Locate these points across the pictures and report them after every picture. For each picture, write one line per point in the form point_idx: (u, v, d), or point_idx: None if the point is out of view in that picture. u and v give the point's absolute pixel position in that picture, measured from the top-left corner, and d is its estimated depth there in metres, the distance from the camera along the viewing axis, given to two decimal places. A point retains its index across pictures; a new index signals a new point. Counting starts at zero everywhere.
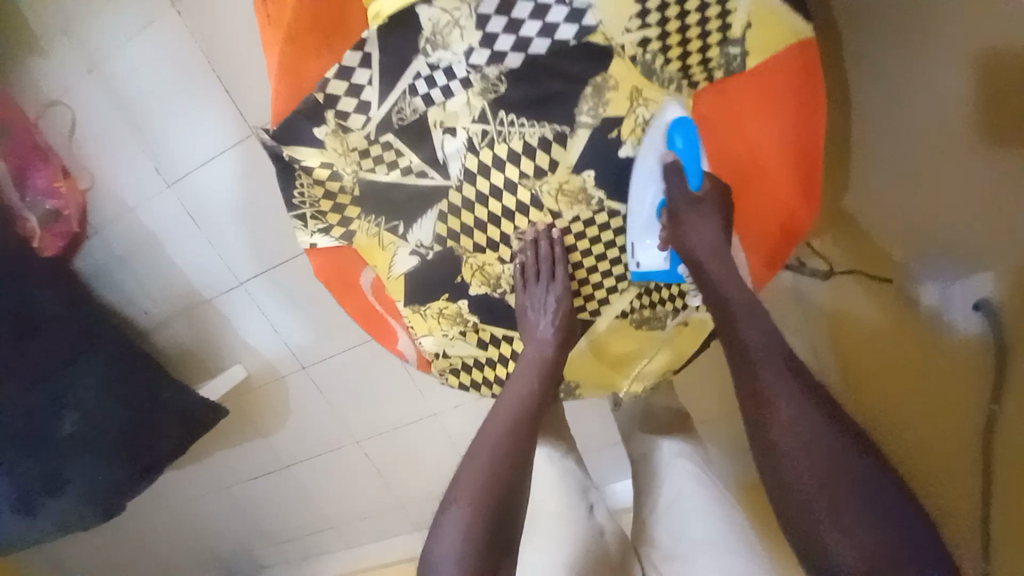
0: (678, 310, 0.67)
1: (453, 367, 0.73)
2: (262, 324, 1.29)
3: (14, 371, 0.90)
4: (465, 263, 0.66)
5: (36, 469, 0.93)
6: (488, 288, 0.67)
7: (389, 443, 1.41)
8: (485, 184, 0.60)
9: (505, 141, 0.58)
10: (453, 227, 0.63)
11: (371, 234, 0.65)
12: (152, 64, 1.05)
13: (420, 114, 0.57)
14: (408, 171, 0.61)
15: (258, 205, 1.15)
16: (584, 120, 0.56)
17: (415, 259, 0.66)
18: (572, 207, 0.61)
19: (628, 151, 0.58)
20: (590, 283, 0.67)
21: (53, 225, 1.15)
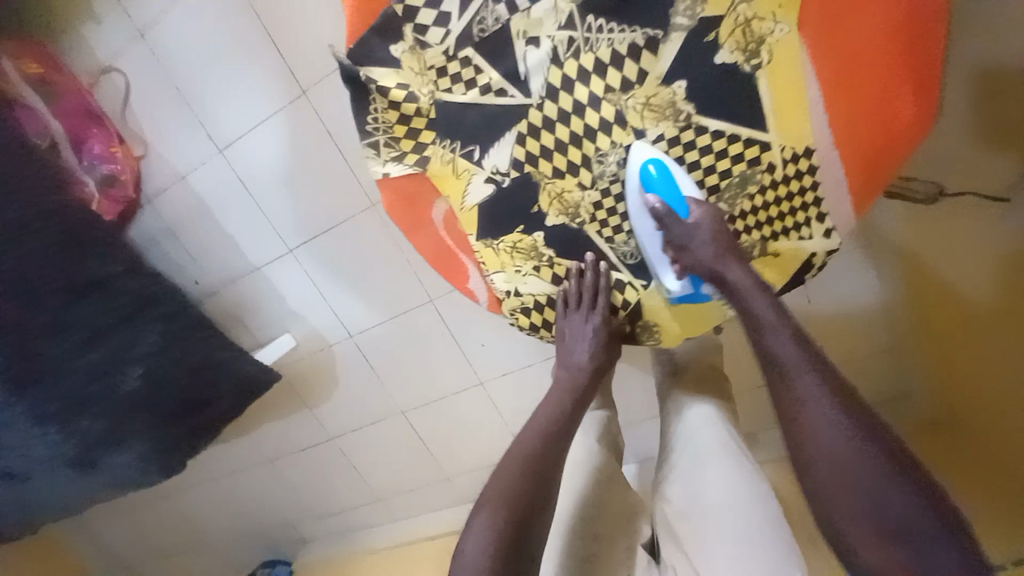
0: (766, 240, 0.59)
1: (526, 307, 0.70)
2: (311, 291, 1.28)
3: (74, 324, 0.89)
4: (542, 190, 0.62)
5: (99, 423, 0.95)
6: (565, 219, 0.63)
7: (434, 414, 1.39)
8: (568, 100, 0.57)
9: (592, 50, 0.55)
10: (531, 150, 0.60)
11: (445, 160, 0.62)
12: (204, 26, 1.05)
13: (502, 23, 0.55)
14: (487, 89, 0.58)
15: (308, 169, 1.14)
16: (679, 21, 0.53)
17: (490, 187, 0.63)
18: (658, 123, 0.56)
19: (726, 56, 0.53)
20: None
21: (109, 191, 1.16)
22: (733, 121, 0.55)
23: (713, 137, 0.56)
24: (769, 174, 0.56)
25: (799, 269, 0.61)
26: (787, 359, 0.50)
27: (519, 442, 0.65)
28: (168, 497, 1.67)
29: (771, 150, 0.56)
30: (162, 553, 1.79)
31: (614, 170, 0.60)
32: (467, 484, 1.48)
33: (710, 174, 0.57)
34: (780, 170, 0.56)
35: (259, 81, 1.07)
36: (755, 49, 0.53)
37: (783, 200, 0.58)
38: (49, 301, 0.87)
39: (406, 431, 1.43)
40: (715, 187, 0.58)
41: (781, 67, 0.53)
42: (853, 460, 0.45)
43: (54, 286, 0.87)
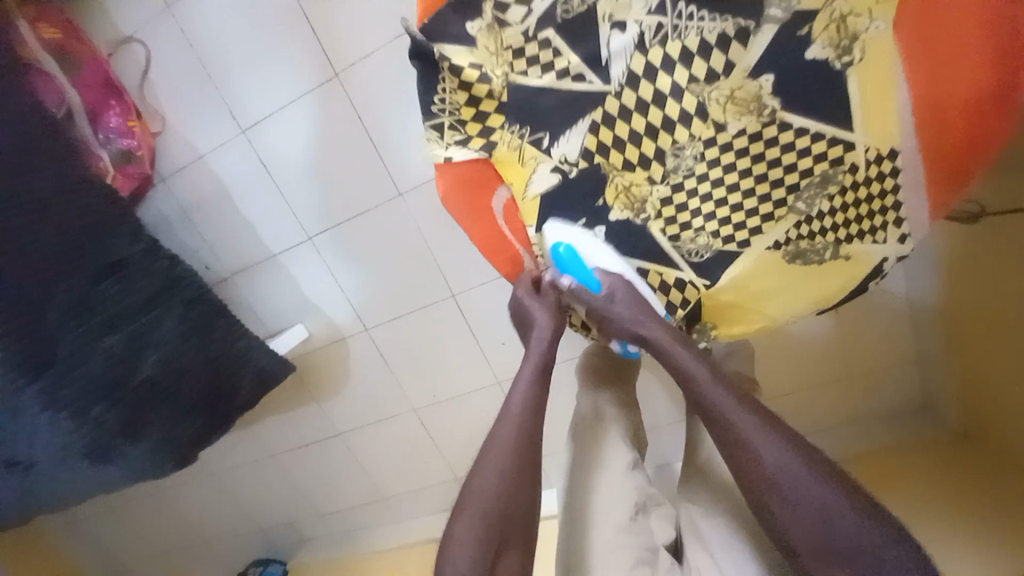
0: (841, 242, 0.60)
1: None
2: (328, 281, 1.24)
3: (95, 309, 0.86)
4: (610, 181, 0.61)
5: (112, 415, 0.91)
6: (631, 214, 0.62)
7: (448, 412, 1.36)
8: (649, 89, 0.55)
9: (680, 38, 0.53)
10: (604, 139, 0.58)
11: (512, 147, 0.60)
12: (236, 1, 1.01)
13: (588, 6, 0.53)
14: (564, 74, 0.56)
15: (337, 156, 1.11)
16: (773, 13, 0.51)
17: (555, 177, 0.61)
18: (740, 117, 0.56)
19: (817, 51, 0.52)
20: (744, 211, 0.60)
21: (125, 167, 1.10)
22: (818, 119, 0.55)
23: (796, 135, 0.56)
24: (850, 175, 0.57)
25: (868, 273, 0.61)
26: (691, 369, 0.57)
27: (492, 440, 0.62)
28: (163, 490, 1.61)
29: (854, 150, 0.56)
30: (150, 549, 1.72)
31: (689, 164, 0.58)
32: None
33: (791, 173, 0.57)
34: (861, 171, 0.56)
35: (290, 60, 1.03)
36: (847, 46, 0.52)
37: (861, 203, 0.58)
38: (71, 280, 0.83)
39: (418, 429, 1.40)
40: (795, 186, 0.58)
41: (871, 70, 0.53)
42: (773, 470, 0.51)
43: (76, 268, 0.84)
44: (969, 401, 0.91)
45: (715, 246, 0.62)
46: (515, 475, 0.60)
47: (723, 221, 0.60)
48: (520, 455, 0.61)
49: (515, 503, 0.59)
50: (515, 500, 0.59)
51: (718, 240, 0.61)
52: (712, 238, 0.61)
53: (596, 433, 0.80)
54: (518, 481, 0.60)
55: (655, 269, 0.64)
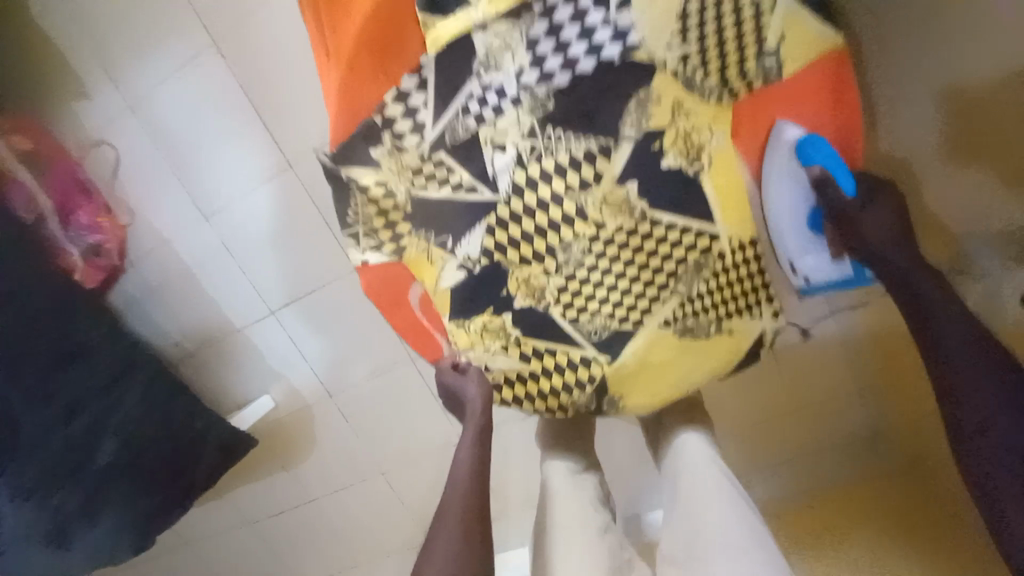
0: (721, 318, 0.66)
1: (496, 383, 0.71)
2: (292, 351, 1.29)
3: (53, 396, 0.88)
4: (510, 275, 0.66)
5: (74, 498, 0.92)
6: (533, 301, 0.66)
7: (415, 471, 1.38)
8: (532, 198, 0.61)
9: (552, 155, 0.60)
10: (500, 239, 0.64)
11: (421, 250, 0.67)
12: (197, 107, 1.10)
13: (471, 132, 0.61)
14: (458, 186, 0.63)
15: (296, 237, 1.18)
16: (628, 132, 0.58)
17: (461, 274, 0.67)
18: (616, 217, 0.62)
19: (671, 161, 0.60)
20: (633, 295, 0.64)
21: (93, 259, 1.18)
22: (682, 214, 0.62)
23: (667, 229, 0.62)
24: (721, 260, 0.65)
25: (749, 343, 0.69)
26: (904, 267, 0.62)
27: (445, 505, 0.67)
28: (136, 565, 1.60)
29: (719, 240, 0.64)
30: None
31: (578, 258, 0.63)
32: None
33: (668, 261, 0.63)
34: (728, 257, 0.65)
35: (249, 154, 1.12)
36: (695, 156, 0.61)
37: (731, 284, 0.66)
38: (36, 366, 0.87)
39: (387, 490, 1.41)
40: (673, 272, 0.64)
41: (720, 169, 0.63)
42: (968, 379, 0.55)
43: (42, 352, 0.88)
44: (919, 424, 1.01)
45: (613, 325, 0.66)
46: (464, 534, 0.63)
47: (616, 304, 0.65)
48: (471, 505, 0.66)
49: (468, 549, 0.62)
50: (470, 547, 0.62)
51: (615, 320, 0.66)
52: (608, 319, 0.66)
53: (559, 498, 0.81)
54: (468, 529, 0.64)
55: (561, 349, 0.68)
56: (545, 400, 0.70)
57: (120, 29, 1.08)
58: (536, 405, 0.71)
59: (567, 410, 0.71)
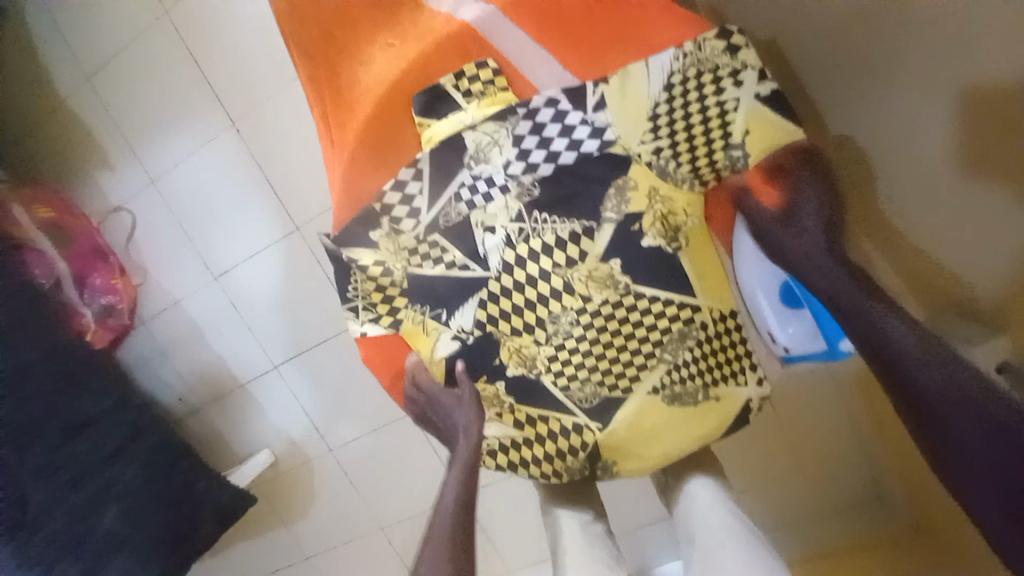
0: (708, 386, 0.68)
1: (491, 449, 0.73)
2: (294, 405, 1.31)
3: (61, 466, 0.91)
4: (503, 345, 0.69)
5: (75, 567, 0.90)
6: (524, 369, 0.69)
7: (413, 527, 1.35)
8: (522, 274, 0.66)
9: (539, 236, 0.65)
10: (492, 312, 0.68)
11: (416, 321, 0.70)
12: (211, 176, 1.17)
13: (463, 216, 0.66)
14: (452, 264, 0.67)
15: (299, 295, 1.22)
16: (608, 215, 0.64)
17: (456, 343, 0.70)
18: (601, 291, 0.65)
19: (651, 240, 0.64)
20: (621, 363, 0.67)
21: (105, 319, 1.21)
22: (664, 288, 0.65)
23: (650, 301, 0.65)
24: (703, 330, 0.67)
25: (738, 411, 0.69)
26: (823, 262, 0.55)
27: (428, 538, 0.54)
28: None
29: (701, 310, 0.66)
30: None
31: (566, 328, 0.67)
32: None
33: (653, 330, 0.66)
34: (711, 327, 0.67)
35: (258, 219, 1.18)
36: (673, 235, 0.65)
37: (716, 351, 0.68)
38: (43, 443, 0.90)
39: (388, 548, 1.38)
40: (658, 340, 0.66)
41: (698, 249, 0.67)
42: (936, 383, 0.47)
43: (46, 429, 0.91)
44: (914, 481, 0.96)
45: (603, 393, 0.68)
46: None
47: (605, 372, 0.67)
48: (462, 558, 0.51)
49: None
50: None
51: (604, 387, 0.68)
52: (598, 386, 0.68)
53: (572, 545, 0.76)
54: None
55: (552, 416, 0.70)
56: (539, 465, 0.72)
57: (144, 110, 1.17)
58: (531, 470, 0.73)
59: (562, 476, 0.73)
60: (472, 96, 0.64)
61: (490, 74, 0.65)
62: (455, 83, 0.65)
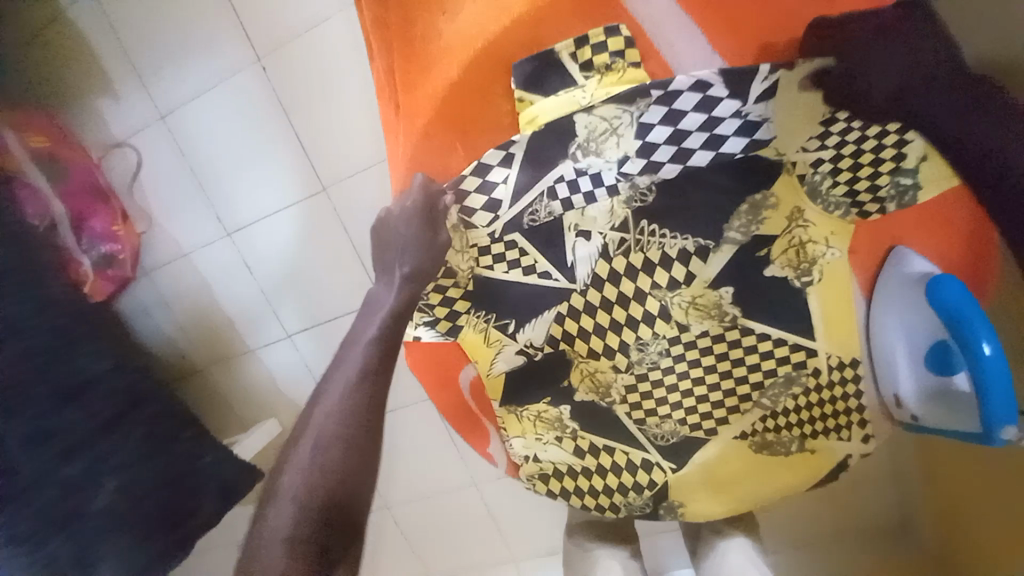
0: (806, 437, 0.59)
1: (543, 473, 0.66)
2: (304, 376, 1.20)
3: (53, 437, 0.82)
4: (574, 366, 0.61)
5: (66, 548, 0.82)
6: (594, 396, 0.62)
7: (422, 511, 1.27)
8: (613, 291, 0.57)
9: (642, 250, 0.56)
10: (568, 328, 0.60)
11: (478, 330, 0.61)
12: (231, 119, 1.03)
13: (555, 216, 0.55)
14: (530, 269, 0.58)
15: (319, 261, 1.09)
16: (732, 236, 0.54)
17: (521, 358, 0.61)
18: (702, 321, 0.57)
19: (777, 270, 0.54)
20: (706, 401, 0.60)
21: (105, 270, 1.09)
22: (779, 328, 0.56)
23: (758, 339, 0.56)
24: (813, 377, 0.57)
25: (831, 468, 0.61)
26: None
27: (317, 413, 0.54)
28: None
29: (816, 356, 0.56)
30: None
31: (654, 358, 0.59)
32: None
33: (754, 371, 0.57)
34: (824, 375, 0.57)
35: (279, 172, 1.04)
36: (806, 268, 0.54)
37: (824, 405, 0.58)
38: (36, 407, 0.81)
39: (394, 532, 1.30)
40: (759, 383, 0.58)
41: (833, 296, 0.54)
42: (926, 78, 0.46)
43: (40, 395, 0.82)
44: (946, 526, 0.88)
45: (683, 431, 0.61)
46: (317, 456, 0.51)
47: (689, 410, 0.60)
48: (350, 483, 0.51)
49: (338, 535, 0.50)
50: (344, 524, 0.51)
51: (686, 425, 0.61)
52: (678, 424, 0.61)
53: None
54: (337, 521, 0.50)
55: (620, 448, 0.63)
56: (596, 497, 0.65)
57: (156, 28, 1.01)
58: (585, 500, 0.65)
59: (619, 509, 0.66)
60: (592, 72, 0.54)
61: (621, 45, 0.53)
62: (573, 52, 0.54)
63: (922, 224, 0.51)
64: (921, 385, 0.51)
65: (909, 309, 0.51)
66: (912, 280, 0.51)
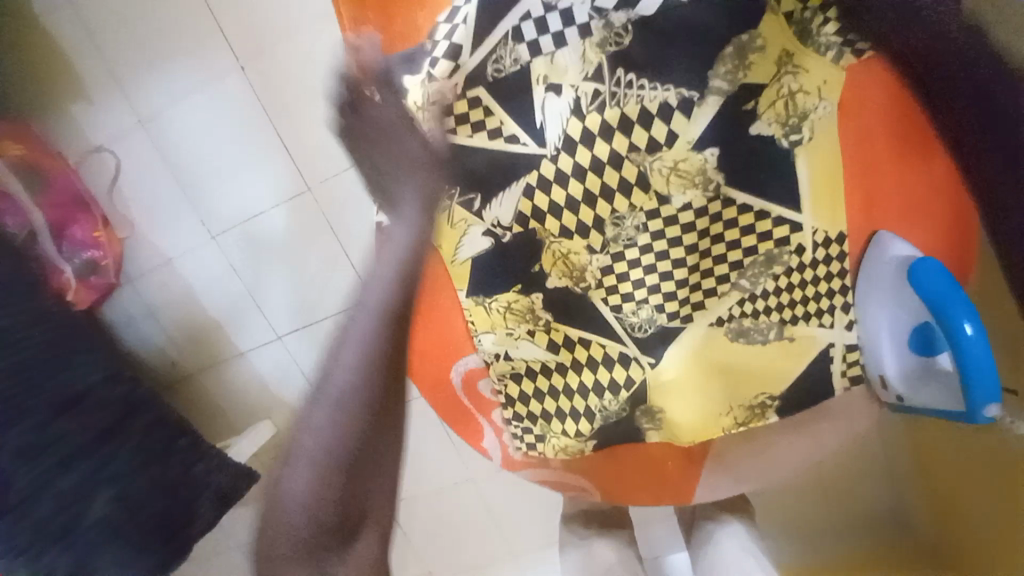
0: (785, 323, 0.55)
1: (515, 373, 0.61)
2: (297, 378, 1.20)
3: (50, 448, 0.80)
4: (546, 248, 0.56)
5: (64, 558, 0.80)
6: (568, 281, 0.57)
7: (419, 507, 1.27)
8: (586, 155, 0.51)
9: (619, 105, 0.49)
10: (538, 204, 0.54)
11: (440, 208, 0.55)
12: (211, 121, 1.01)
13: (521, 65, 0.49)
14: (496, 133, 0.51)
15: (308, 263, 1.09)
16: (717, 84, 0.48)
17: (487, 241, 0.56)
18: (684, 190, 0.51)
19: (763, 126, 0.49)
20: (686, 287, 0.56)
21: (88, 278, 1.07)
22: (763, 197, 0.51)
23: (740, 211, 0.51)
24: (796, 256, 0.52)
25: (813, 357, 0.56)
26: None
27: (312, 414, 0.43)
28: None
29: (801, 232, 0.51)
30: None
31: (630, 234, 0.54)
32: None
33: (734, 249, 0.53)
34: (808, 253, 0.52)
35: (263, 174, 1.02)
36: (795, 124, 0.48)
37: (806, 285, 0.54)
38: (33, 418, 0.79)
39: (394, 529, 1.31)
40: (738, 263, 0.54)
41: (825, 199, 0.50)
42: None
43: (35, 407, 0.80)
44: (947, 517, 0.88)
45: (659, 320, 0.57)
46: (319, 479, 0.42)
47: (667, 297, 0.56)
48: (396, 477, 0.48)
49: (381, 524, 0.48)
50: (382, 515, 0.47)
51: (661, 315, 0.57)
52: (655, 312, 0.57)
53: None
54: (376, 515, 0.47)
55: (597, 341, 0.59)
56: (569, 398, 0.61)
57: (129, 30, 0.98)
58: (556, 406, 0.61)
59: (593, 420, 0.61)
60: None
61: None
62: None
63: (903, 212, 0.50)
64: (905, 367, 0.52)
65: (895, 296, 0.50)
66: (893, 270, 0.50)
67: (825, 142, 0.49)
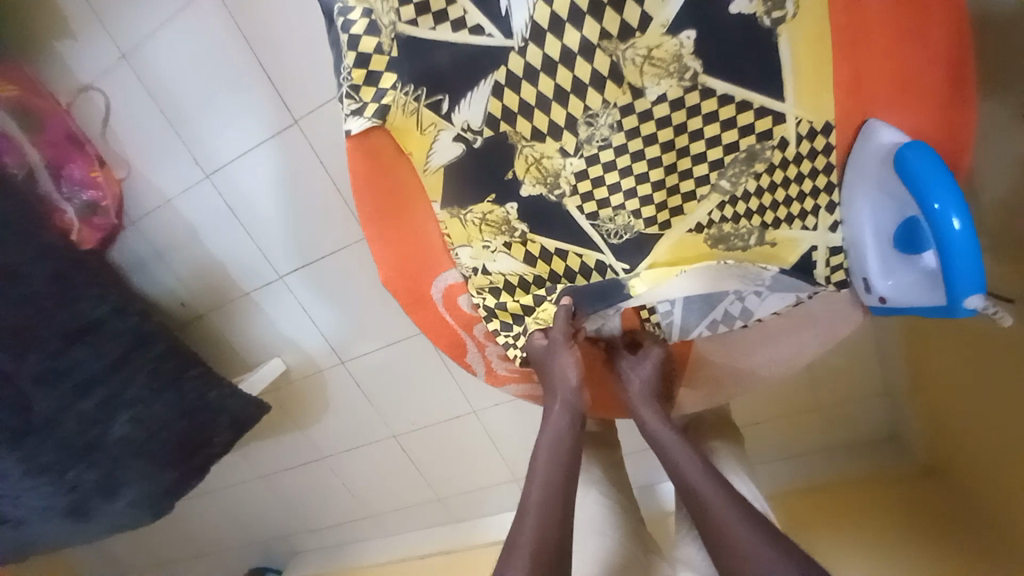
0: (768, 226, 0.54)
1: (494, 288, 0.61)
2: (301, 316, 1.22)
3: (64, 373, 0.85)
4: (518, 154, 0.54)
5: (90, 474, 0.89)
6: (543, 188, 0.56)
7: (426, 435, 1.32)
8: (556, 46, 0.48)
9: None
10: (508, 104, 0.51)
11: (408, 111, 0.53)
12: (194, 52, 0.97)
13: None
14: (460, 25, 0.49)
15: (302, 198, 1.07)
16: None
17: (459, 147, 0.54)
18: (659, 81, 0.49)
19: (742, 4, 0.45)
20: (665, 190, 0.54)
21: (90, 219, 1.10)
22: (743, 86, 0.48)
23: (719, 102, 0.49)
24: (779, 151, 0.50)
25: (795, 261, 0.55)
26: None
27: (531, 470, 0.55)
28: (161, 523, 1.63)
29: (784, 123, 0.49)
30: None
31: (604, 135, 0.52)
32: (464, 513, 1.41)
33: (714, 147, 0.51)
34: (792, 147, 0.50)
35: (250, 105, 0.99)
36: None
37: (789, 184, 0.52)
38: (44, 347, 0.83)
39: (403, 457, 1.37)
40: (719, 161, 0.52)
41: (809, 87, 0.48)
42: None
43: (48, 334, 0.83)
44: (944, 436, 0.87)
45: (637, 227, 0.56)
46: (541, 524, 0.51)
47: (645, 202, 0.54)
48: (555, 466, 0.55)
49: (538, 516, 0.51)
50: (549, 500, 0.53)
51: (640, 221, 0.56)
52: (632, 218, 0.56)
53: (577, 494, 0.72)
54: (550, 509, 0.52)
55: (573, 251, 0.59)
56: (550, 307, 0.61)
57: None
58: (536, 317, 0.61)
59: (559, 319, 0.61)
60: None
61: None
62: None
63: (894, 95, 0.47)
64: (887, 264, 0.50)
65: (881, 184, 0.48)
66: (880, 153, 0.48)
67: (810, 16, 0.45)
